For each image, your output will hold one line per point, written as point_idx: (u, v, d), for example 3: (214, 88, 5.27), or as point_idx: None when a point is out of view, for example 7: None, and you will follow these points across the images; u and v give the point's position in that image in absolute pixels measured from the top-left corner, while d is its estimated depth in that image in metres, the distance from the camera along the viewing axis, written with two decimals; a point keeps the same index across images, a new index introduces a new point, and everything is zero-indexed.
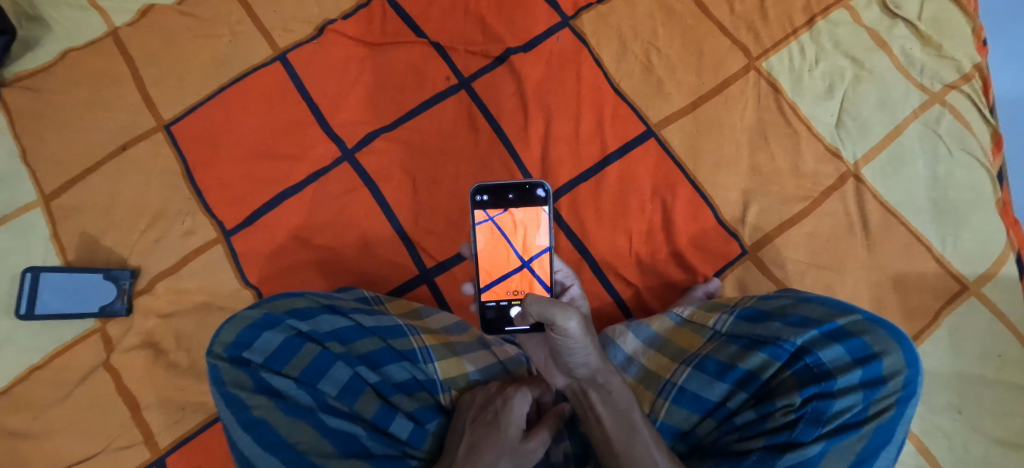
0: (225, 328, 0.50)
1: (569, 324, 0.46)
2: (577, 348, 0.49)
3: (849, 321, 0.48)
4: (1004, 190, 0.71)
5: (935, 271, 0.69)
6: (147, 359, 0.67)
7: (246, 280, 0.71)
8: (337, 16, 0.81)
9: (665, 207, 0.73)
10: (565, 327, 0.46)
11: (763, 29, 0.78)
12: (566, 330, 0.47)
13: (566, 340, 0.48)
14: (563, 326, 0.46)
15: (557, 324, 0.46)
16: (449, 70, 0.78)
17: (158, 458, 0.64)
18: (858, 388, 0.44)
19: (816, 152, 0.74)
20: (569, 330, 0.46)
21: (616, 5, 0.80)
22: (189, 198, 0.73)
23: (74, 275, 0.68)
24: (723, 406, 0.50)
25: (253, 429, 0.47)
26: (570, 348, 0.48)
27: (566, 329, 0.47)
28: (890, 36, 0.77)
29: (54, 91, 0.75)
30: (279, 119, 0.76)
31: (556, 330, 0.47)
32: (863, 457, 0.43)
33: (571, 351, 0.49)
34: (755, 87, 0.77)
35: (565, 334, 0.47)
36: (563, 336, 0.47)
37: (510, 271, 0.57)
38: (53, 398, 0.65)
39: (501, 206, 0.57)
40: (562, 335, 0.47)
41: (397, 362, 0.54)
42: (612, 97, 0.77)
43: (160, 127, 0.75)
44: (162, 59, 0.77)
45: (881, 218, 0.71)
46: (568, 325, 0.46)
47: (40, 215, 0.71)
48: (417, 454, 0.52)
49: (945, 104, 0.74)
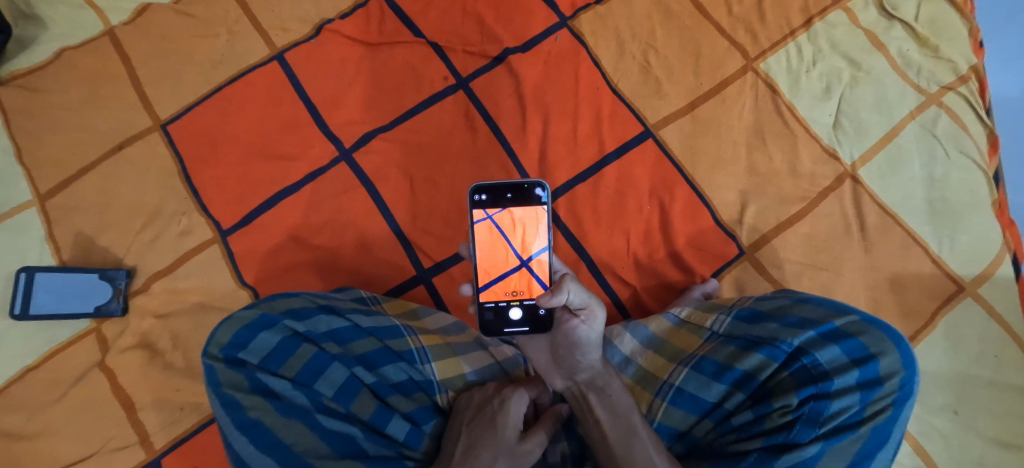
0: (220, 328, 0.50)
1: (597, 313, 0.49)
2: (592, 343, 0.51)
3: (846, 322, 0.48)
4: (1000, 191, 0.72)
5: (931, 272, 0.69)
6: (143, 359, 0.67)
7: (243, 280, 0.71)
8: (335, 16, 0.80)
9: (663, 208, 0.73)
10: (593, 314, 0.49)
11: (761, 30, 0.78)
12: (593, 318, 0.49)
13: (590, 329, 0.50)
14: (592, 314, 0.49)
15: (589, 310, 0.48)
16: (447, 70, 0.78)
17: (153, 459, 0.64)
18: (855, 389, 0.44)
19: (814, 153, 0.74)
20: (597, 318, 0.49)
21: (615, 5, 0.80)
22: (185, 198, 0.73)
23: (68, 275, 0.67)
24: (720, 406, 0.50)
25: (249, 430, 0.46)
26: (586, 340, 0.50)
27: (593, 317, 0.49)
28: (887, 37, 0.77)
29: (49, 90, 0.75)
30: (276, 118, 0.76)
31: (582, 317, 0.49)
32: (861, 458, 0.43)
33: (587, 345, 0.51)
34: (752, 88, 0.77)
35: (591, 323, 0.49)
36: (588, 324, 0.50)
37: (509, 271, 0.56)
38: (48, 398, 0.65)
39: (499, 205, 0.57)
40: (586, 324, 0.50)
41: (394, 362, 0.54)
42: (610, 97, 0.77)
43: (157, 127, 0.75)
44: (158, 58, 0.77)
45: (878, 220, 0.71)
46: (596, 313, 0.49)
47: (35, 214, 0.71)
48: (414, 455, 0.51)
49: (942, 106, 0.74)
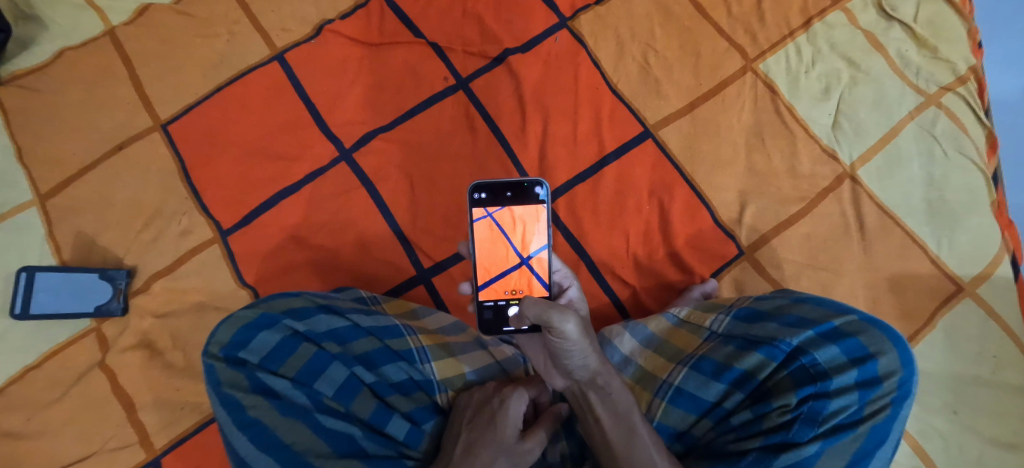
0: (220, 328, 0.50)
1: (565, 327, 0.47)
2: (575, 351, 0.49)
3: (845, 321, 0.48)
4: (998, 191, 0.72)
5: (930, 272, 0.69)
6: (142, 359, 0.67)
7: (243, 280, 0.71)
8: (335, 16, 0.81)
9: (662, 208, 0.73)
10: (562, 329, 0.47)
11: (760, 31, 0.79)
12: (563, 332, 0.48)
13: (564, 342, 0.48)
14: (560, 328, 0.47)
15: (555, 326, 0.47)
16: (447, 71, 0.78)
17: (152, 459, 0.64)
18: (853, 388, 0.44)
19: (813, 154, 0.74)
20: (566, 332, 0.47)
21: (614, 5, 0.80)
22: (186, 198, 0.73)
23: (68, 275, 0.67)
24: (719, 406, 0.50)
25: (249, 429, 0.46)
26: (568, 351, 0.49)
27: (562, 332, 0.48)
28: (886, 38, 0.78)
29: (50, 90, 0.75)
30: (276, 118, 0.76)
31: (553, 333, 0.48)
32: (859, 458, 0.43)
33: (569, 353, 0.49)
34: (752, 88, 0.77)
35: (563, 336, 0.48)
36: (561, 338, 0.48)
37: (509, 269, 0.57)
38: (49, 397, 0.65)
39: (499, 203, 0.57)
40: (559, 338, 0.48)
41: (394, 362, 0.54)
42: (610, 97, 0.77)
43: (157, 126, 0.75)
44: (158, 58, 0.77)
45: (877, 220, 0.72)
46: (565, 327, 0.47)
47: (35, 214, 0.71)
48: (414, 454, 0.52)
49: (941, 106, 0.74)
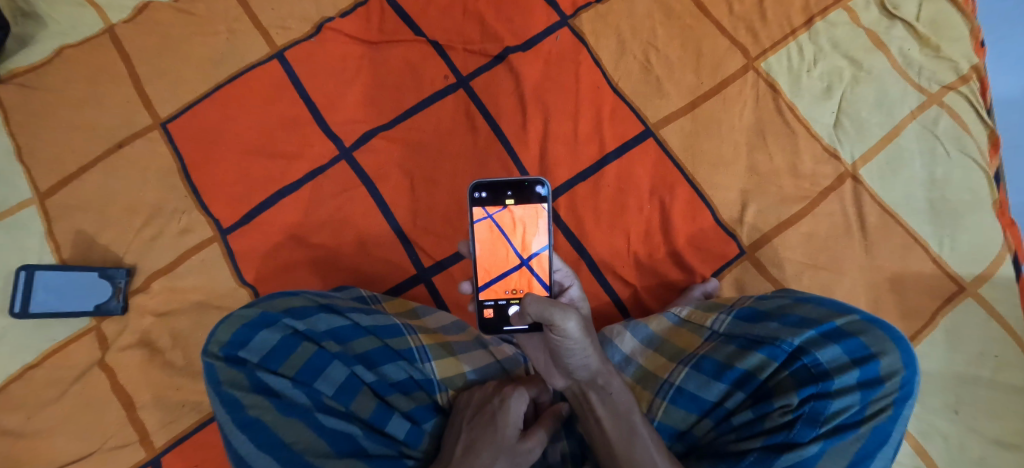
0: (220, 327, 0.50)
1: (567, 324, 0.47)
2: (576, 349, 0.49)
3: (847, 321, 0.48)
4: (1001, 191, 0.71)
5: (932, 272, 0.69)
6: (142, 358, 0.67)
7: (243, 279, 0.71)
8: (335, 14, 0.80)
9: (663, 207, 0.73)
10: (563, 327, 0.47)
11: (762, 29, 0.78)
12: (565, 331, 0.48)
13: (566, 341, 0.48)
14: (561, 326, 0.47)
15: (556, 324, 0.47)
16: (447, 69, 0.78)
17: (152, 458, 0.64)
18: (856, 388, 0.44)
19: (814, 153, 0.74)
20: (567, 330, 0.47)
21: (615, 4, 0.80)
22: (185, 196, 0.73)
23: (66, 274, 0.67)
24: (721, 406, 0.50)
25: (248, 429, 0.46)
26: (570, 349, 0.49)
27: (564, 330, 0.48)
28: (888, 37, 0.77)
29: (49, 88, 0.74)
30: (276, 117, 0.75)
31: (555, 332, 0.48)
32: (861, 458, 0.43)
33: (570, 352, 0.49)
34: (754, 87, 0.77)
35: (564, 335, 0.48)
36: (562, 337, 0.48)
37: (510, 270, 0.57)
38: (48, 397, 0.65)
39: (500, 204, 0.57)
40: (561, 336, 0.48)
41: (394, 361, 0.54)
42: (611, 96, 0.76)
43: (156, 125, 0.75)
44: (157, 56, 0.77)
45: (879, 220, 0.71)
46: (566, 325, 0.47)
47: (35, 213, 0.71)
48: (414, 454, 0.52)
49: (943, 106, 0.74)
